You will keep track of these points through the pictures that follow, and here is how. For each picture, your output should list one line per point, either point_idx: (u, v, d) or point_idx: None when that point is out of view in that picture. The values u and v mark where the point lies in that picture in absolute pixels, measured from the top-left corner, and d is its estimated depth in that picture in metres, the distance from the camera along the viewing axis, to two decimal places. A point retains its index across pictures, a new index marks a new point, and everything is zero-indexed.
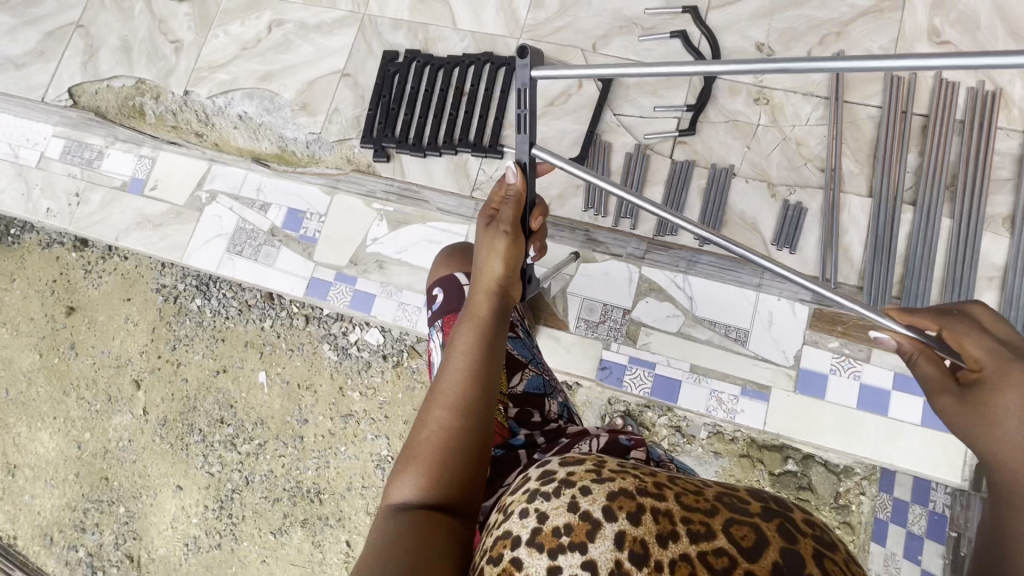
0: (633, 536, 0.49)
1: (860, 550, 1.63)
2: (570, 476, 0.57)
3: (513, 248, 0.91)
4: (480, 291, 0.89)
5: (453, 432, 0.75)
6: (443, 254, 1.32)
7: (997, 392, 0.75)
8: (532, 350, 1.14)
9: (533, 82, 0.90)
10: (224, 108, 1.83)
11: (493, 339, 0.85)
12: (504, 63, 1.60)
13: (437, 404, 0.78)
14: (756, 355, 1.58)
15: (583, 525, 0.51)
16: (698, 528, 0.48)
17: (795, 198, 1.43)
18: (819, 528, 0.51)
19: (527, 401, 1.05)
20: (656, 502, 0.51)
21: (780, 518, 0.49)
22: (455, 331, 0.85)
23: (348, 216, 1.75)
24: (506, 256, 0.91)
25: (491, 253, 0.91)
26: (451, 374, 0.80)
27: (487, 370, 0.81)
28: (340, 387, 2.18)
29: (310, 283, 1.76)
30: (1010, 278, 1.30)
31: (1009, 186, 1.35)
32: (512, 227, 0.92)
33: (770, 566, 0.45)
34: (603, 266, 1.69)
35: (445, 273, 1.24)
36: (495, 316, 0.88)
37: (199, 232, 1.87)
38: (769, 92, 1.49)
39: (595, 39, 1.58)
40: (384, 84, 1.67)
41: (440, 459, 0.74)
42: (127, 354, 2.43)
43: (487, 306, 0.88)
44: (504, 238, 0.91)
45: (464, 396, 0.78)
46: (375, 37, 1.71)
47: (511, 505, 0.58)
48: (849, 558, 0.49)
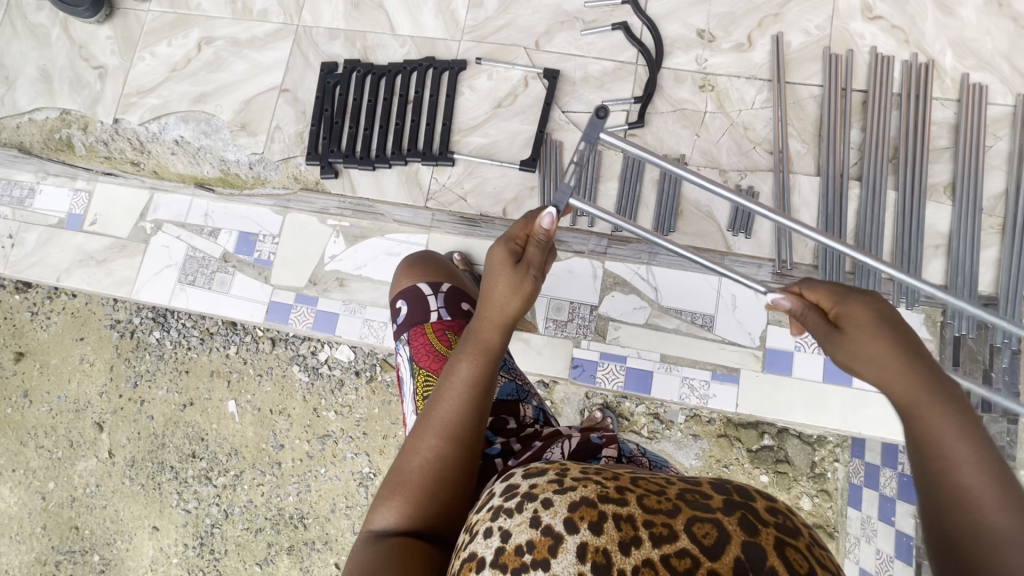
0: (596, 546, 0.46)
1: (840, 516, 1.72)
2: (533, 488, 0.53)
3: (534, 289, 0.86)
4: (490, 322, 0.84)
5: (448, 463, 0.73)
6: (402, 264, 1.25)
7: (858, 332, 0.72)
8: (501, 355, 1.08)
9: (597, 141, 0.94)
10: (158, 135, 1.74)
11: (494, 375, 0.82)
12: (447, 67, 1.57)
13: (430, 429, 0.75)
14: (723, 339, 1.60)
15: (544, 541, 0.48)
16: (660, 530, 0.46)
17: (747, 182, 1.44)
18: (782, 513, 0.49)
19: (501, 409, 0.98)
20: (617, 508, 0.48)
21: (742, 509, 0.48)
22: (457, 358, 0.81)
23: (303, 236, 1.73)
24: (527, 294, 0.85)
25: (509, 290, 0.85)
26: (449, 403, 0.77)
27: (488, 406, 0.80)
28: (314, 409, 2.14)
29: (270, 307, 1.73)
30: (955, 244, 1.34)
31: (947, 154, 1.39)
32: (539, 269, 0.87)
33: (733, 563, 0.43)
34: (566, 264, 1.68)
35: (407, 285, 1.18)
36: (500, 352, 0.83)
37: (147, 265, 1.80)
38: (713, 78, 1.50)
39: (537, 37, 1.56)
40: (325, 97, 1.61)
41: (430, 486, 0.72)
42: (86, 396, 2.32)
43: (495, 339, 0.83)
44: (528, 277, 0.86)
45: (460, 425, 0.76)
46: (311, 48, 1.64)
47: (475, 524, 0.54)
48: (812, 541, 0.47)
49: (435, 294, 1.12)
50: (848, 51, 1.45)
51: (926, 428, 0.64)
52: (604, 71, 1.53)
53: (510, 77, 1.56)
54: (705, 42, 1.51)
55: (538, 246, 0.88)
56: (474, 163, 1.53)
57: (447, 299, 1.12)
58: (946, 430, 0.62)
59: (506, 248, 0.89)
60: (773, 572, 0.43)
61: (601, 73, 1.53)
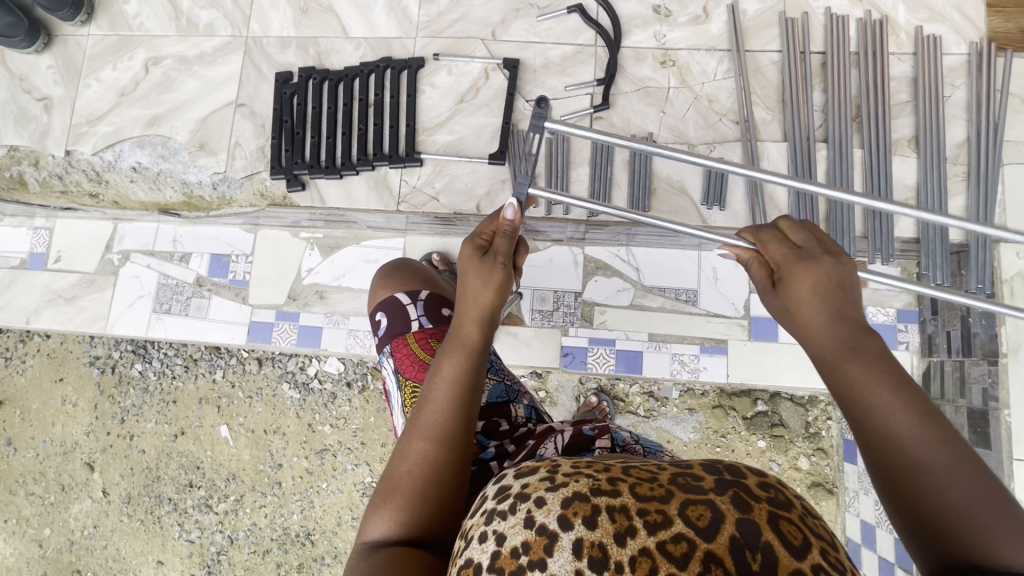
0: (591, 540, 0.45)
1: (837, 472, 1.76)
2: (525, 488, 0.52)
3: (506, 278, 0.87)
4: (468, 318, 0.83)
5: (437, 467, 0.72)
6: (379, 274, 1.22)
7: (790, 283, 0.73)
8: (490, 358, 1.06)
9: (546, 130, 0.91)
10: (114, 163, 1.66)
11: (479, 372, 0.80)
12: (405, 66, 1.52)
13: (418, 433, 0.74)
14: (708, 312, 1.61)
15: (539, 540, 0.47)
16: (655, 518, 0.45)
17: (717, 154, 1.44)
18: (773, 487, 0.49)
19: (492, 412, 0.95)
20: (610, 500, 0.47)
21: (734, 488, 0.47)
22: (437, 360, 0.80)
23: (276, 251, 1.73)
24: (498, 286, 0.85)
25: (482, 285, 0.85)
26: (435, 406, 0.76)
27: (477, 404, 0.78)
28: (309, 425, 2.15)
29: (251, 327, 1.72)
30: (923, 196, 1.36)
31: (908, 108, 1.40)
32: (507, 258, 0.88)
33: (728, 542, 0.43)
34: (547, 253, 1.68)
35: (385, 295, 1.15)
36: (483, 349, 0.82)
37: (119, 298, 1.76)
38: (673, 53, 1.49)
39: (494, 27, 1.52)
40: (283, 108, 1.54)
41: (422, 491, 0.71)
42: (72, 438, 2.27)
43: (474, 335, 0.82)
44: (496, 267, 0.86)
45: (449, 425, 0.75)
46: (263, 59, 1.59)
47: (469, 530, 0.53)
48: (803, 511, 0.47)
49: (413, 303, 1.10)
50: (803, 14, 1.45)
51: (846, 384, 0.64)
52: (564, 56, 1.51)
53: (469, 70, 1.52)
54: (662, 18, 1.50)
55: (505, 236, 0.90)
56: (443, 162, 1.50)
57: (427, 307, 1.10)
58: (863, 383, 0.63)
59: (472, 246, 0.89)
60: (769, 547, 0.43)
61: (561, 58, 1.51)
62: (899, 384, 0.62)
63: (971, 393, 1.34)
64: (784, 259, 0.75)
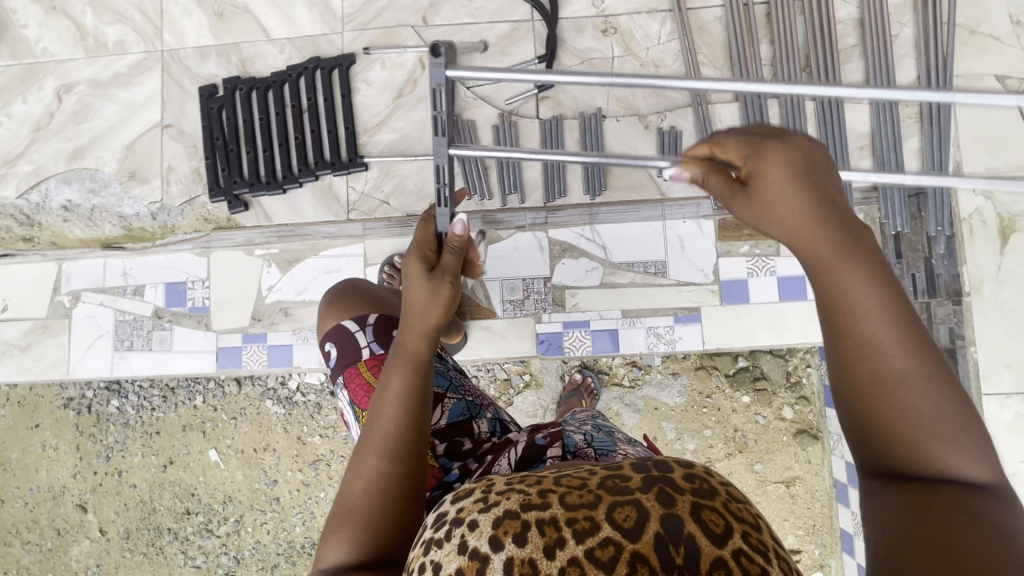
0: (521, 558, 0.41)
1: (820, 417, 1.81)
2: (460, 514, 0.47)
3: (453, 291, 0.83)
4: (412, 331, 0.81)
5: (390, 485, 0.73)
6: (324, 301, 1.18)
7: (766, 177, 0.58)
8: (449, 375, 1.02)
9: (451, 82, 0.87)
10: (43, 204, 1.61)
11: (426, 386, 0.79)
12: (334, 65, 1.43)
13: (370, 450, 0.75)
14: (678, 282, 1.59)
15: (472, 566, 0.43)
16: (583, 525, 0.41)
17: (669, 122, 1.39)
18: (699, 476, 0.46)
19: (453, 432, 0.93)
20: (540, 513, 0.43)
21: (659, 483, 0.44)
22: (386, 377, 0.79)
23: (234, 272, 1.64)
24: (444, 299, 0.82)
25: (426, 297, 0.81)
26: (385, 421, 0.76)
27: (427, 418, 0.78)
28: (298, 438, 2.14)
29: (219, 354, 1.67)
30: (878, 143, 1.34)
31: (856, 53, 1.37)
32: (454, 274, 0.83)
33: (653, 540, 0.40)
34: (511, 241, 1.63)
35: (332, 325, 1.10)
36: (430, 361, 0.81)
37: (76, 341, 1.69)
38: (614, 20, 1.42)
39: (423, 11, 1.44)
40: (213, 124, 1.45)
41: (376, 512, 0.72)
42: (59, 482, 2.24)
43: (420, 347, 0.80)
44: (443, 280, 0.82)
45: (400, 443, 0.75)
46: (183, 74, 1.49)
47: (407, 565, 0.48)
48: (730, 497, 0.45)
49: (361, 331, 1.06)
50: None
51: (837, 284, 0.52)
52: (501, 35, 1.43)
53: (404, 62, 1.44)
54: None
55: (453, 252, 0.85)
56: (389, 162, 1.44)
57: (376, 333, 1.05)
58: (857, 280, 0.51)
59: (416, 258, 0.84)
60: (693, 539, 0.40)
61: (499, 38, 1.43)
62: (884, 284, 0.51)
63: (938, 333, 1.36)
64: (752, 150, 0.59)
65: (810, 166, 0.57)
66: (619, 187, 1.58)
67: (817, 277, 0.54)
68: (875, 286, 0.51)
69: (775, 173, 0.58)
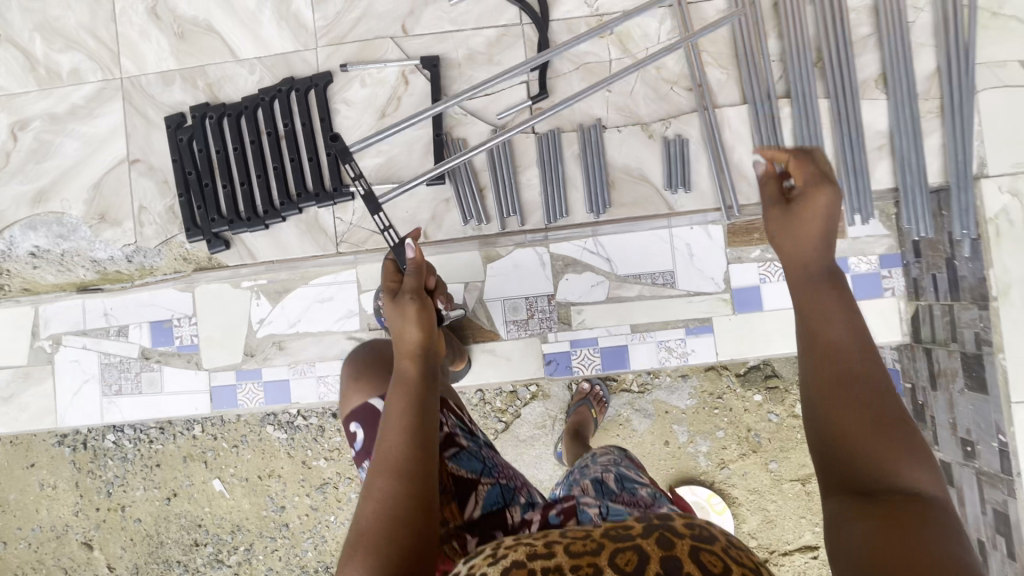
0: None
1: None
2: (472, 569, 0.57)
3: (426, 310, 0.93)
4: (399, 356, 0.91)
5: (399, 505, 0.79)
6: (345, 371, 1.09)
7: (809, 204, 0.77)
8: (482, 457, 0.96)
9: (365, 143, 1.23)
10: (9, 249, 1.51)
11: (423, 403, 0.88)
12: (310, 86, 1.31)
13: (375, 470, 0.82)
14: (688, 292, 1.52)
15: None
16: (586, 569, 0.50)
17: (673, 130, 1.39)
18: (697, 526, 0.57)
19: (488, 526, 0.87)
20: (545, 562, 0.52)
21: (658, 531, 0.54)
22: (386, 400, 0.88)
23: (222, 305, 1.56)
24: (420, 319, 0.91)
25: (402, 320, 0.92)
26: (389, 440, 0.84)
27: (427, 430, 0.86)
28: (303, 463, 2.09)
29: (213, 393, 1.60)
30: (897, 141, 1.26)
31: (871, 43, 1.27)
32: (415, 290, 0.94)
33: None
34: (509, 259, 1.53)
35: (359, 403, 1.02)
36: (421, 379, 0.90)
37: (62, 387, 1.62)
38: (610, 19, 1.32)
39: (403, 20, 1.32)
40: (184, 158, 1.34)
41: (387, 527, 0.77)
42: (61, 521, 2.18)
43: (412, 368, 0.90)
44: (409, 301, 0.93)
45: (402, 457, 0.82)
46: (147, 103, 1.38)
47: None
48: (726, 543, 0.54)
49: None
50: None
51: (824, 307, 0.70)
52: (489, 42, 1.32)
53: (386, 78, 1.33)
54: None
55: (410, 276, 0.96)
56: (380, 187, 1.35)
57: None
58: (837, 310, 0.70)
59: (386, 292, 0.98)
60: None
61: (487, 45, 1.32)
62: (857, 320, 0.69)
63: (963, 338, 1.30)
64: (808, 181, 0.78)
65: (834, 218, 0.77)
66: (624, 203, 1.45)
67: (814, 302, 0.71)
68: (849, 320, 0.69)
69: (817, 206, 0.77)
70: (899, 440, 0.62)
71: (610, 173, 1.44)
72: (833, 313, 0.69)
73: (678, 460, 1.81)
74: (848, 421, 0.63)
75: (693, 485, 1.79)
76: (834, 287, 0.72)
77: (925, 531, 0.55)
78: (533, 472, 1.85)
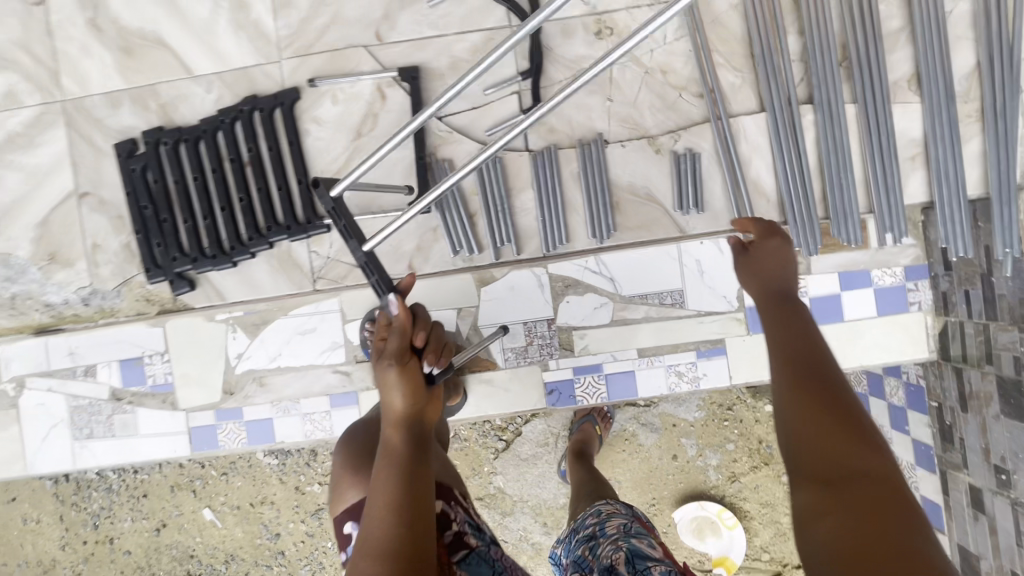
0: None
1: None
2: None
3: (411, 371, 0.81)
4: (385, 426, 0.81)
5: None
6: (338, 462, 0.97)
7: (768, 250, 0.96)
8: (494, 557, 0.88)
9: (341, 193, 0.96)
10: None
11: (412, 477, 0.76)
12: (275, 105, 1.18)
13: (359, 557, 0.71)
14: (699, 312, 1.38)
15: None
16: None
17: (683, 144, 1.28)
18: None
19: None
20: None
21: None
22: (371, 476, 0.77)
23: (195, 340, 1.42)
24: (403, 382, 0.80)
25: (384, 385, 0.81)
26: (374, 520, 0.73)
27: (419, 508, 0.74)
28: (296, 489, 2.00)
29: (192, 434, 1.46)
30: (933, 150, 1.17)
31: (904, 38, 1.18)
32: (398, 352, 0.81)
33: None
34: (505, 281, 1.40)
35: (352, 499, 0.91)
36: (410, 450, 0.78)
37: (29, 432, 1.50)
38: (610, 18, 1.18)
39: (376, 26, 1.18)
40: (137, 189, 1.20)
41: None
42: (47, 555, 2.09)
43: (398, 437, 0.79)
44: (389, 364, 0.80)
45: (388, 538, 0.71)
46: (92, 128, 1.26)
47: None
48: None
49: None
50: None
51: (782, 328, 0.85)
52: (474, 48, 1.18)
53: (359, 92, 1.19)
54: None
55: (394, 333, 0.83)
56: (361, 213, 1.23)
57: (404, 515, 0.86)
58: (792, 327, 0.85)
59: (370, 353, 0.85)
60: None
61: (472, 51, 1.18)
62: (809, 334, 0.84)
63: (1000, 361, 1.20)
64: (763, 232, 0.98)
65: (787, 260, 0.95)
66: (630, 226, 1.34)
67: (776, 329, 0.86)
68: (804, 335, 0.83)
69: (772, 252, 0.95)
70: (858, 428, 0.71)
71: (615, 193, 1.33)
72: (788, 331, 0.85)
73: (690, 480, 1.72)
74: (810, 420, 0.73)
75: (703, 500, 1.71)
76: (792, 312, 0.87)
77: (884, 516, 0.61)
78: (536, 491, 1.76)
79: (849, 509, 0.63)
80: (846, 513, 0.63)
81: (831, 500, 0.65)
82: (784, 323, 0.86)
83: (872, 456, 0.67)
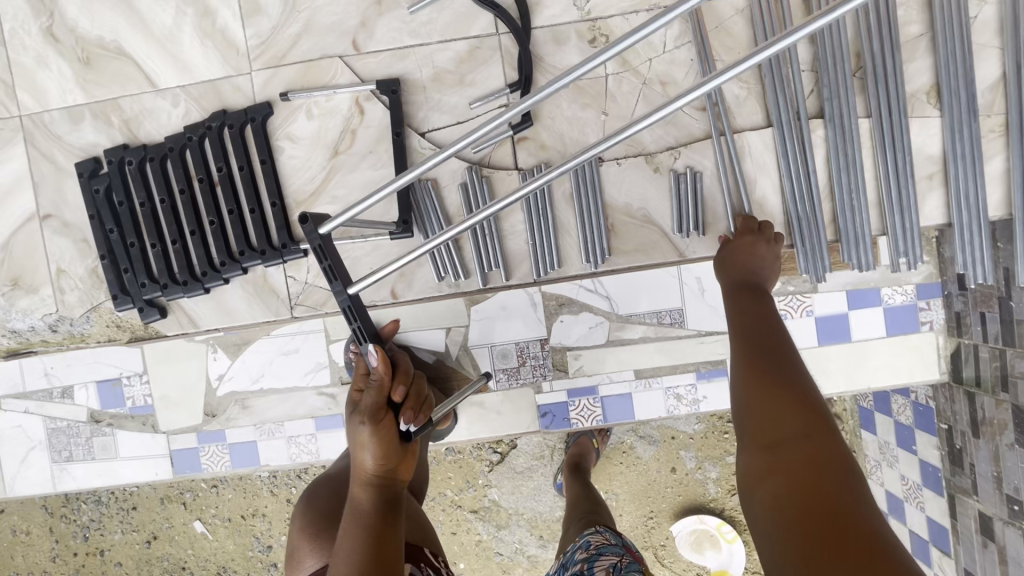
0: None
1: (854, 435, 1.56)
2: None
3: (384, 428, 0.80)
4: (354, 485, 0.80)
5: None
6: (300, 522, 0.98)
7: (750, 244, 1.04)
8: None
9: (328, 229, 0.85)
10: None
11: (377, 530, 0.75)
12: (245, 121, 1.13)
13: None
14: (700, 332, 1.32)
15: None
16: None
17: (683, 162, 1.21)
18: None
19: None
20: None
21: None
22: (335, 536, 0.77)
23: (173, 363, 1.35)
24: (372, 441, 0.79)
25: (355, 442, 0.80)
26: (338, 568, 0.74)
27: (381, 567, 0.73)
28: (288, 501, 1.96)
29: (175, 457, 1.39)
30: (952, 169, 1.10)
31: (924, 44, 1.10)
32: (372, 410, 0.80)
33: None
34: (497, 300, 1.33)
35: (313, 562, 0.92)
36: (376, 508, 0.77)
37: (7, 455, 1.45)
38: (605, 25, 1.10)
39: (353, 35, 1.12)
40: (105, 213, 1.17)
41: None
42: (37, 567, 2.07)
43: (366, 494, 0.79)
44: (361, 423, 0.80)
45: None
46: (53, 144, 1.20)
47: None
48: None
49: None
50: None
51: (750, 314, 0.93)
52: (458, 58, 1.11)
53: (336, 107, 1.13)
54: None
55: (369, 390, 0.83)
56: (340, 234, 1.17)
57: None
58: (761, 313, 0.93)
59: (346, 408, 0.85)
60: None
61: (456, 62, 1.11)
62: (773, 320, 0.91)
63: (1015, 389, 1.13)
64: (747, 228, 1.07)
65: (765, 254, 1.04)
66: (627, 249, 1.26)
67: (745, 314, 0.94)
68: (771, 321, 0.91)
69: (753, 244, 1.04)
70: (808, 401, 0.76)
71: (609, 215, 1.25)
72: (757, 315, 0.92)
73: (689, 496, 1.67)
74: (765, 391, 0.79)
75: (702, 514, 1.65)
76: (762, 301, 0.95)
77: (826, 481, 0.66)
78: (531, 504, 1.71)
79: (792, 474, 0.68)
80: (794, 474, 0.68)
81: (773, 463, 0.71)
82: (750, 313, 0.93)
83: (819, 430, 0.72)
